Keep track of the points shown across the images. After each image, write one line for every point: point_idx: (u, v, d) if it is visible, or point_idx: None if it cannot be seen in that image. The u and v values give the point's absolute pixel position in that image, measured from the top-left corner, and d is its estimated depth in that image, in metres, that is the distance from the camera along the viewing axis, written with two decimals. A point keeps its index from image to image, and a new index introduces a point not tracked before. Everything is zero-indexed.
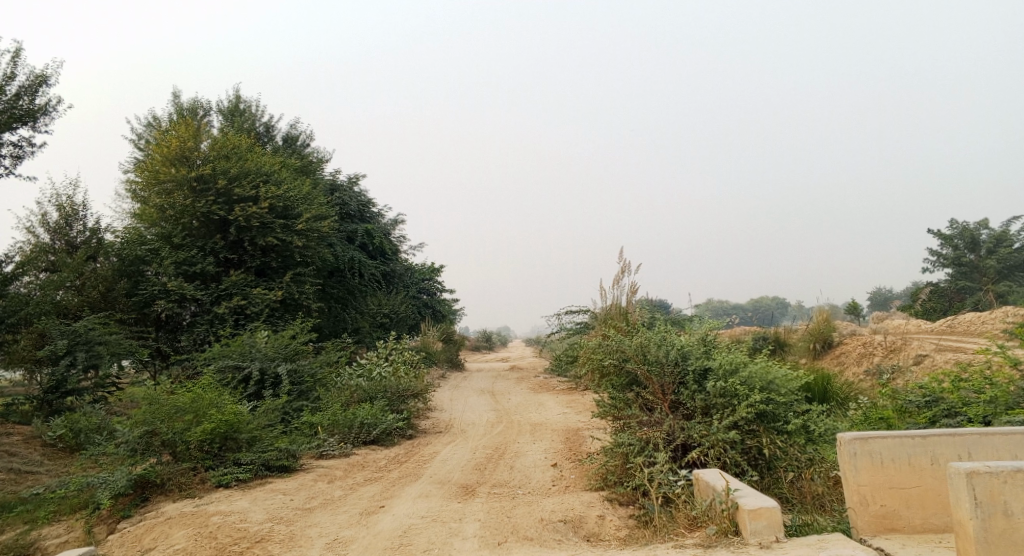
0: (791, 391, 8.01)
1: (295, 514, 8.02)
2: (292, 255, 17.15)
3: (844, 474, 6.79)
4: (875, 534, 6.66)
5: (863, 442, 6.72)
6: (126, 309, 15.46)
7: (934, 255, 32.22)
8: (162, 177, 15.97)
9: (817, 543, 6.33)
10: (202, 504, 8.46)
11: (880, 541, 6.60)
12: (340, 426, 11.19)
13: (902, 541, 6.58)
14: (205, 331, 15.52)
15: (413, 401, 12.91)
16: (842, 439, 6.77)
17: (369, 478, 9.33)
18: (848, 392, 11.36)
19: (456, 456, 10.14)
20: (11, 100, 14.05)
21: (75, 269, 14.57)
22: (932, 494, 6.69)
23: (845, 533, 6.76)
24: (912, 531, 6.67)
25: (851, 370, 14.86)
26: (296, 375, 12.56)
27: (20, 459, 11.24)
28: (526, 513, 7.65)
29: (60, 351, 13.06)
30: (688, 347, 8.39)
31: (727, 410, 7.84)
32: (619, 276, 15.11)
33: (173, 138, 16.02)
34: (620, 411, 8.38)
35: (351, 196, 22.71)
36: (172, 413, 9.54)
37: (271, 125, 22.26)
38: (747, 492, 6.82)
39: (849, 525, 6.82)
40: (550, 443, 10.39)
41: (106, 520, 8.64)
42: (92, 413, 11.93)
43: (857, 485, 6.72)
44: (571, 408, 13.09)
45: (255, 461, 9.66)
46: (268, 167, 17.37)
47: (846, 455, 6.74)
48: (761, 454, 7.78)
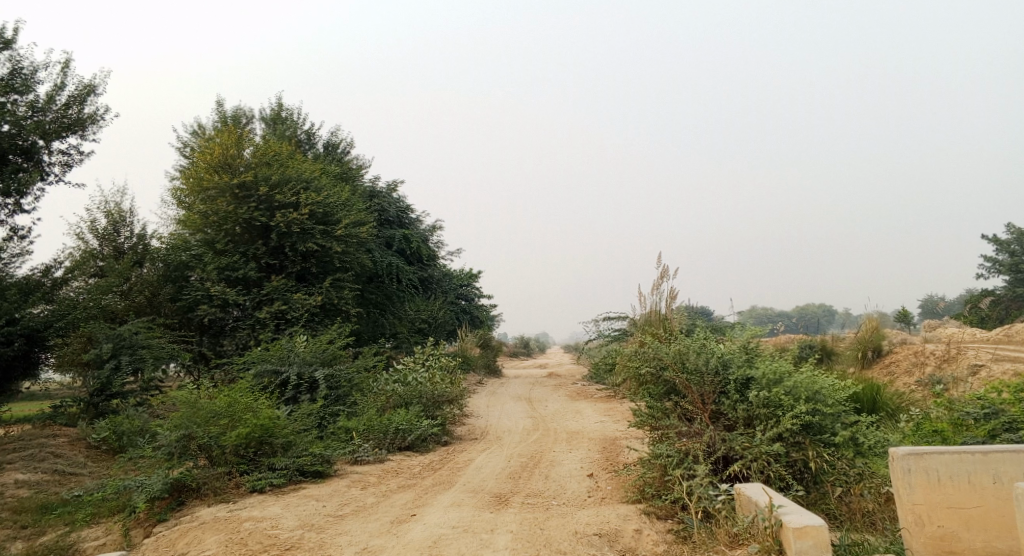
0: (839, 402, 7.66)
1: (326, 521, 7.92)
2: (332, 261, 17.17)
3: (897, 492, 6.43)
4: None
5: (918, 458, 6.37)
6: (171, 313, 15.79)
7: (991, 261, 31.17)
8: (206, 185, 16.15)
9: None
10: (236, 509, 8.41)
11: None
12: (376, 432, 11.09)
13: None
14: (247, 335, 15.65)
15: (449, 408, 12.77)
16: (895, 453, 6.42)
17: (402, 485, 9.20)
18: (899, 403, 10.92)
19: (491, 464, 9.98)
20: (60, 110, 14.35)
21: (122, 274, 14.93)
22: (994, 515, 6.32)
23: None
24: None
25: (902, 381, 14.33)
26: (332, 380, 12.51)
27: (64, 461, 11.38)
28: (561, 525, 7.44)
29: (106, 354, 13.24)
30: (729, 355, 8.11)
31: (771, 421, 7.54)
32: (659, 282, 14.81)
33: (216, 145, 16.21)
34: (657, 421, 8.10)
35: (390, 202, 22.78)
36: (208, 417, 9.54)
37: (312, 133, 22.44)
38: (791, 508, 6.51)
39: (903, 547, 6.46)
40: (587, 452, 10.15)
41: (143, 523, 8.64)
42: (134, 417, 12.09)
43: (911, 504, 6.36)
44: (609, 416, 12.81)
45: (290, 466, 9.60)
46: (309, 173, 17.38)
47: (899, 472, 6.39)
48: (807, 467, 7.46)
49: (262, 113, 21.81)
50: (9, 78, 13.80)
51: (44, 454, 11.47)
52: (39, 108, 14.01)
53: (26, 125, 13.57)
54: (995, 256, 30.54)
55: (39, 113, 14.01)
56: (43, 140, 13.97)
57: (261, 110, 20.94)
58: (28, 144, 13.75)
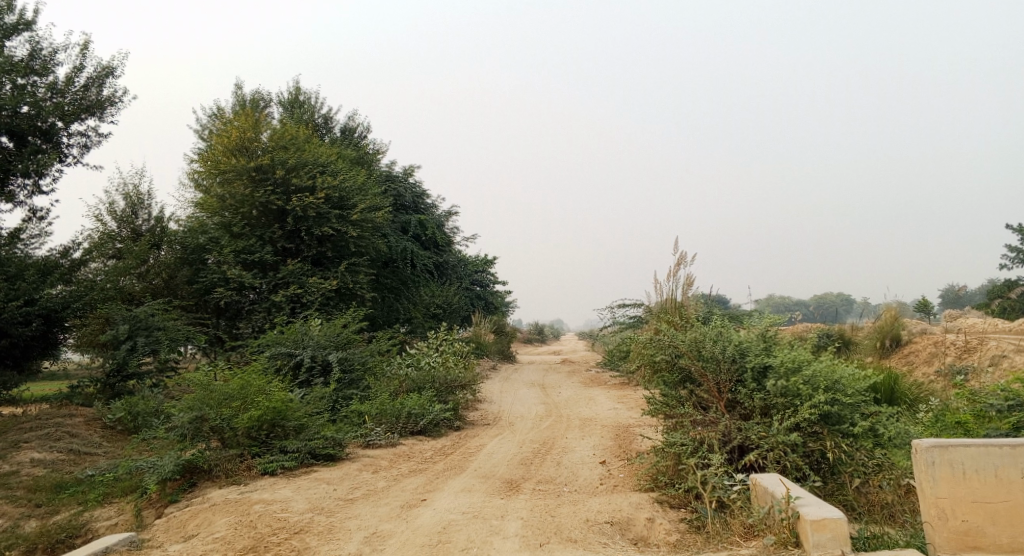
0: (859, 392, 7.51)
1: (336, 505, 7.88)
2: (347, 245, 17.09)
3: (920, 484, 6.27)
4: (955, 552, 6.14)
5: (943, 450, 6.20)
6: (188, 295, 15.81)
7: (1013, 252, 30.83)
8: (223, 167, 16.14)
9: None
10: (247, 492, 8.39)
11: None
12: (388, 416, 11.04)
13: None
14: (262, 318, 15.65)
15: (462, 393, 12.69)
16: (919, 445, 6.25)
17: (414, 470, 9.16)
18: (918, 393, 10.74)
19: (503, 449, 9.89)
20: (79, 91, 14.33)
21: (139, 256, 14.86)
22: (1022, 510, 6.16)
23: (920, 550, 6.24)
24: (998, 551, 6.14)
25: (921, 371, 14.12)
26: (346, 363, 12.45)
27: (80, 440, 11.42)
28: (572, 512, 7.34)
29: (122, 335, 13.22)
30: (747, 343, 7.96)
31: (788, 411, 7.41)
32: (675, 269, 14.65)
33: (234, 128, 16.19)
34: (672, 409, 7.99)
35: (406, 187, 22.71)
36: (221, 400, 9.53)
37: (329, 117, 22.36)
38: (809, 500, 6.38)
39: (926, 541, 6.30)
40: (599, 439, 10.05)
41: (155, 504, 8.64)
42: (150, 398, 12.06)
43: (935, 498, 6.20)
44: (623, 403, 12.70)
45: (302, 449, 9.58)
46: (324, 157, 17.32)
47: (923, 464, 6.22)
48: (824, 457, 7.32)
49: (280, 97, 21.74)
50: (29, 59, 13.79)
51: (60, 434, 11.51)
52: (58, 90, 14.00)
53: (46, 106, 13.56)
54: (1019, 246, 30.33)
55: (58, 95, 14.00)
56: (62, 122, 13.95)
57: (278, 94, 20.87)
58: (48, 126, 13.75)
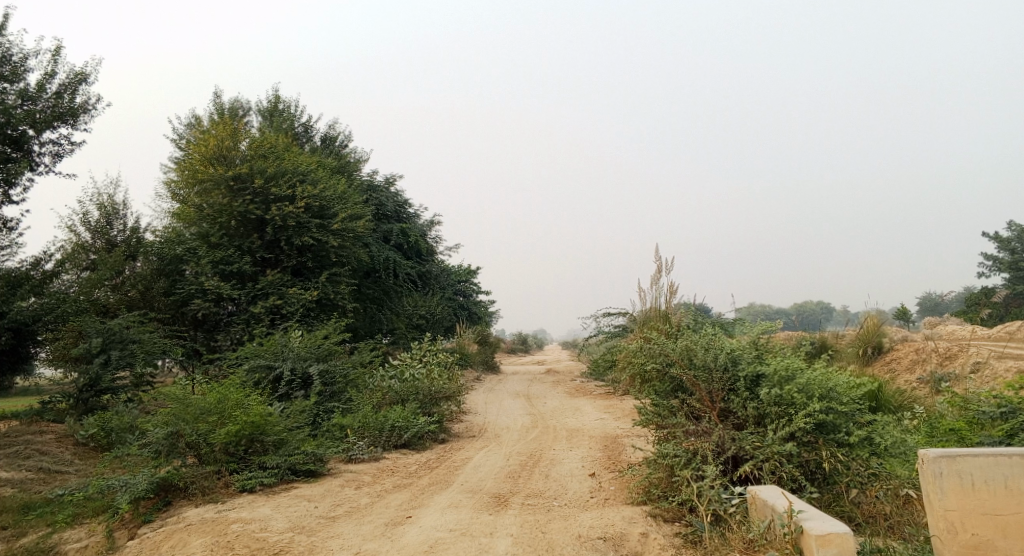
0: (854, 400, 7.36)
1: (318, 523, 7.59)
2: (328, 255, 16.79)
3: (928, 496, 6.14)
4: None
5: (950, 461, 6.07)
6: (164, 308, 15.31)
7: (990, 260, 31.17)
8: (201, 177, 15.82)
9: None
10: (224, 510, 8.08)
11: None
12: (371, 429, 10.75)
13: None
14: (241, 330, 15.30)
15: (446, 404, 12.41)
16: (926, 456, 6.12)
17: (398, 485, 8.88)
18: (905, 400, 10.65)
19: (489, 463, 9.63)
20: (51, 98, 13.95)
21: (113, 267, 14.51)
22: None
23: None
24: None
25: (904, 378, 14.08)
26: (327, 376, 12.16)
27: (50, 458, 11.04)
28: (563, 528, 7.11)
29: (96, 349, 12.79)
30: (739, 351, 7.79)
31: (782, 420, 7.23)
32: (657, 277, 14.53)
33: (212, 137, 15.87)
34: (663, 419, 7.77)
35: (387, 196, 22.45)
36: (197, 414, 9.25)
37: (309, 125, 22.06)
38: (811, 513, 6.21)
39: None
40: (588, 451, 9.83)
41: (127, 524, 8.28)
42: (124, 412, 11.51)
43: (942, 510, 6.08)
44: (609, 414, 12.50)
45: (281, 465, 9.26)
46: (304, 166, 17.03)
47: (930, 475, 6.09)
48: (820, 467, 7.15)
49: (259, 105, 21.44)
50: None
51: (30, 452, 11.12)
52: (30, 97, 13.64)
53: (16, 113, 13.19)
54: (995, 254, 30.75)
55: (29, 102, 13.64)
56: (34, 130, 13.59)
57: (257, 103, 20.58)
58: (18, 134, 13.38)
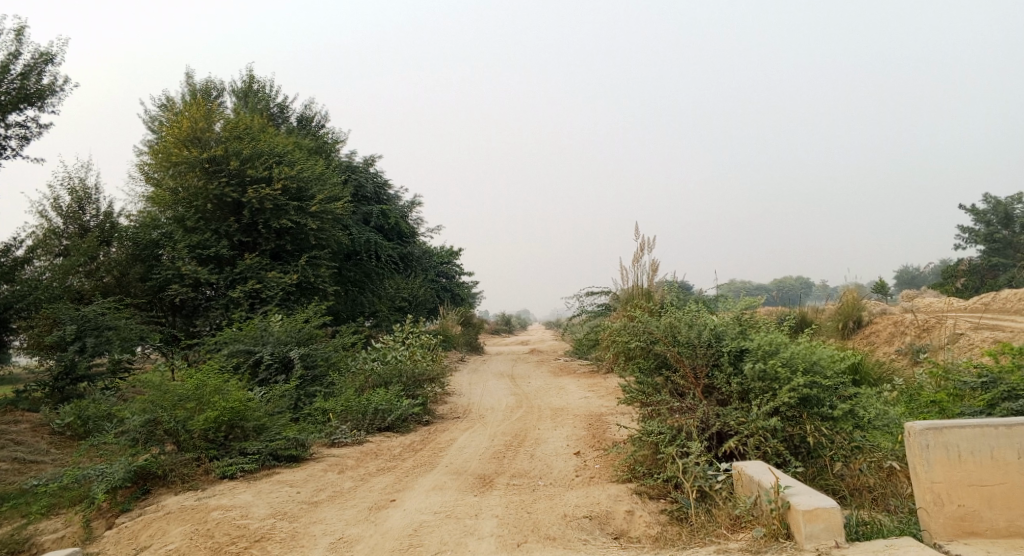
0: (837, 373, 7.34)
1: (300, 509, 7.48)
2: (307, 238, 16.56)
3: (915, 469, 6.16)
4: (952, 538, 6.02)
5: (937, 433, 6.08)
6: (140, 293, 15.02)
7: (967, 232, 31.44)
8: (175, 160, 15.47)
9: (885, 549, 5.72)
10: (204, 498, 7.95)
11: (958, 545, 5.96)
12: (354, 413, 10.64)
13: (984, 546, 5.95)
14: (220, 315, 15.09)
15: (430, 386, 12.31)
16: (913, 428, 6.12)
17: (382, 468, 8.79)
18: (885, 372, 10.70)
19: (473, 444, 9.56)
20: (17, 80, 13.56)
21: (87, 252, 14.19)
22: (1019, 493, 6.05)
23: (916, 538, 6.10)
24: (995, 536, 6.04)
25: (883, 351, 14.16)
26: (309, 359, 12.02)
27: (26, 448, 10.84)
28: (549, 508, 7.06)
29: (70, 336, 12.51)
30: (722, 327, 7.75)
31: (767, 395, 7.20)
32: (639, 254, 14.48)
33: (185, 118, 15.52)
34: (648, 397, 7.72)
35: (367, 177, 22.19)
36: (175, 401, 9.06)
37: (285, 105, 21.70)
38: (798, 489, 6.19)
39: (921, 528, 6.18)
40: (572, 430, 9.79)
41: (105, 514, 8.15)
42: (100, 400, 11.27)
43: (929, 483, 6.08)
44: (593, 392, 12.46)
45: (262, 451, 9.15)
46: (281, 147, 16.74)
47: (917, 448, 6.10)
48: (804, 441, 7.13)
49: (233, 86, 21.03)
50: None
51: (4, 442, 10.91)
52: None
53: None
54: (971, 226, 31.03)
55: None
56: None
57: (231, 83, 20.16)
58: None
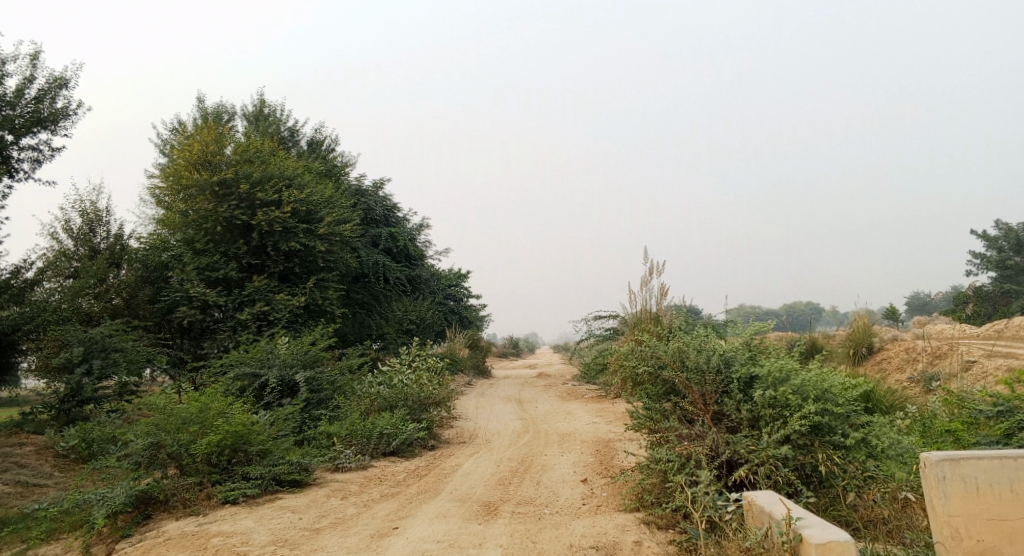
0: (850, 401, 7.20)
1: (301, 536, 7.37)
2: (315, 260, 16.55)
3: (932, 502, 6.01)
4: None
5: (954, 465, 5.94)
6: (149, 315, 15.05)
7: (979, 258, 31.24)
8: (185, 183, 15.52)
9: None
10: (205, 523, 7.84)
11: None
12: (359, 437, 10.53)
13: None
14: (228, 337, 15.04)
15: (436, 410, 12.19)
16: (929, 459, 5.98)
17: (385, 494, 8.67)
18: (896, 399, 10.54)
19: (479, 469, 9.43)
20: (31, 104, 13.65)
21: (96, 275, 14.16)
22: None
23: None
24: None
25: (894, 377, 13.97)
26: (314, 383, 11.93)
27: (29, 471, 10.77)
28: (554, 537, 6.91)
29: (77, 358, 12.46)
30: (732, 352, 7.64)
31: (777, 423, 7.06)
32: (648, 278, 14.38)
33: (196, 142, 15.60)
34: (656, 423, 7.59)
35: (376, 200, 22.24)
36: (178, 424, 8.99)
37: (295, 129, 21.84)
38: (811, 520, 6.05)
39: None
40: (579, 456, 9.64)
41: (105, 539, 8.04)
42: (106, 422, 11.19)
43: (947, 516, 5.94)
44: (601, 417, 12.32)
45: (265, 475, 9.04)
46: (290, 170, 16.79)
47: (934, 479, 5.96)
48: (816, 470, 6.99)
49: (244, 110, 21.19)
50: None
51: (8, 464, 10.84)
52: (8, 102, 13.32)
53: None
54: (983, 252, 30.85)
55: (7, 107, 13.32)
56: (12, 136, 13.31)
57: (242, 106, 20.30)
58: None
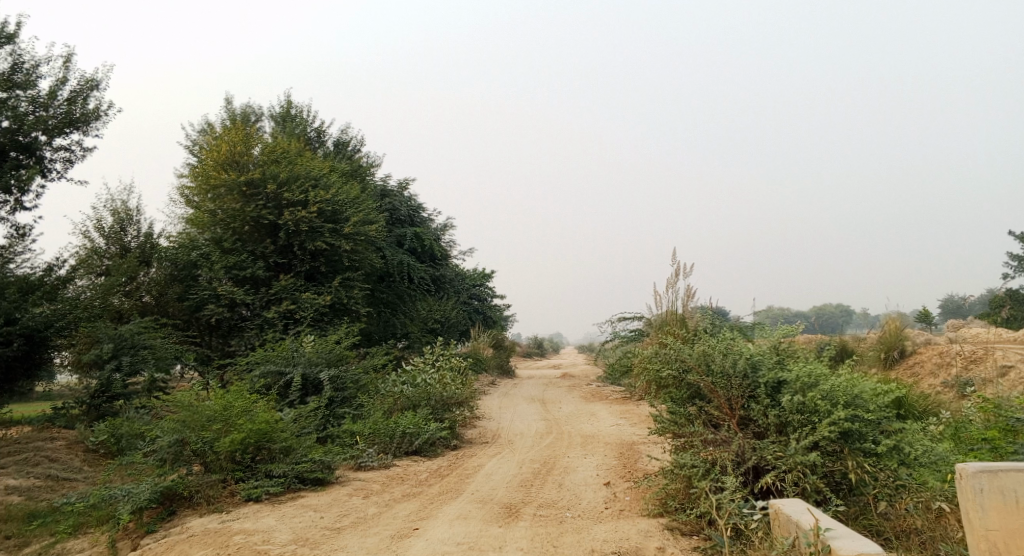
0: (881, 407, 7.05)
1: (322, 535, 7.35)
2: (341, 260, 16.58)
3: (968, 514, 5.86)
4: None
5: (991, 477, 5.79)
6: (178, 312, 15.24)
7: (1015, 261, 30.54)
8: (214, 182, 15.65)
9: None
10: (228, 520, 7.86)
11: None
12: (381, 436, 10.52)
13: None
14: (255, 335, 15.12)
15: (459, 410, 12.13)
16: (966, 471, 5.84)
17: (407, 494, 8.63)
18: (929, 405, 10.30)
19: (501, 470, 9.37)
20: (64, 105, 13.83)
21: (125, 272, 14.32)
22: None
23: None
24: None
25: (927, 382, 13.68)
26: (338, 382, 11.95)
27: (59, 465, 10.90)
28: (576, 542, 6.82)
29: (106, 355, 12.65)
30: (758, 356, 7.50)
31: (805, 429, 6.92)
32: (674, 280, 14.22)
33: (224, 142, 15.74)
34: (681, 428, 7.48)
35: (401, 200, 22.29)
36: (203, 422, 9.03)
37: (322, 130, 21.95)
38: (840, 532, 5.89)
39: None
40: (602, 459, 9.54)
41: (130, 535, 8.07)
42: (134, 418, 11.28)
43: (984, 530, 5.78)
44: (625, 419, 12.21)
45: (288, 473, 9.05)
46: (317, 170, 16.84)
47: (971, 491, 5.81)
48: (845, 478, 6.84)
49: (272, 111, 21.34)
50: (10, 73, 13.29)
51: (39, 459, 10.98)
52: (42, 104, 13.52)
53: (28, 120, 13.09)
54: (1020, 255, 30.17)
55: (41, 108, 13.52)
56: (45, 136, 13.49)
57: (270, 107, 20.45)
58: (30, 140, 13.26)
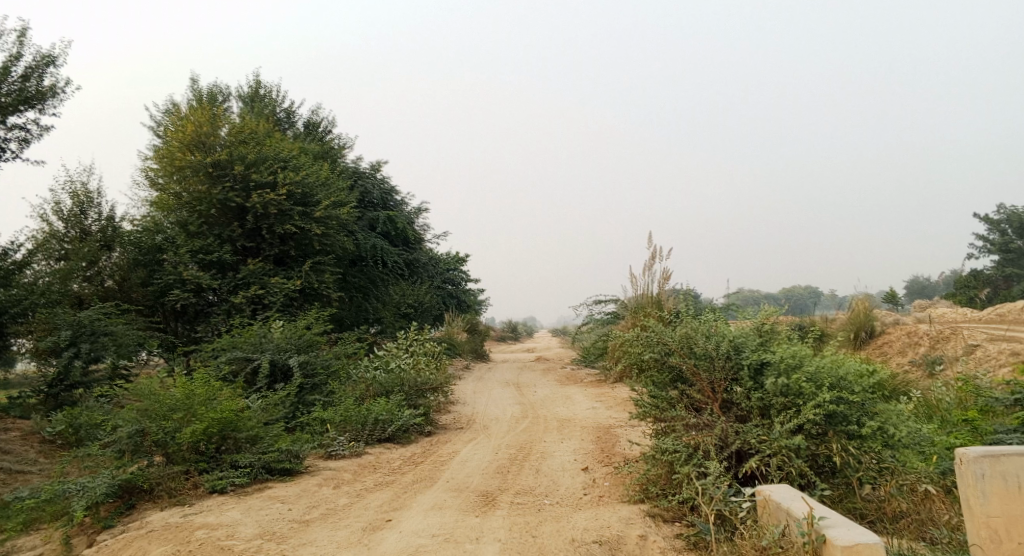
0: (865, 388, 6.83)
1: (290, 529, 7.04)
2: (311, 244, 16.13)
3: (968, 501, 5.73)
4: None
5: (992, 462, 5.67)
6: (142, 298, 14.68)
7: (981, 242, 30.80)
8: (179, 164, 15.00)
9: None
10: (190, 514, 7.50)
11: None
12: (353, 423, 10.19)
13: None
14: (222, 321, 14.66)
15: (433, 396, 11.83)
16: (967, 456, 5.72)
17: (379, 483, 8.34)
18: (906, 386, 10.21)
19: (476, 457, 9.09)
20: (17, 82, 13.17)
21: (85, 256, 13.77)
22: None
23: None
24: None
25: (896, 362, 13.65)
26: (308, 368, 11.59)
27: (13, 458, 10.44)
28: (555, 532, 6.58)
29: (64, 342, 12.09)
30: (741, 338, 7.27)
31: (790, 412, 6.73)
32: (651, 262, 14.05)
33: (190, 122, 15.09)
34: (661, 412, 7.27)
35: (373, 183, 21.82)
36: (165, 412, 8.65)
37: (291, 111, 21.37)
38: (834, 520, 5.72)
39: None
40: (580, 443, 9.33)
41: (87, 530, 7.69)
42: (93, 407, 10.80)
43: (985, 517, 5.66)
44: (602, 402, 12.00)
45: (255, 464, 8.70)
46: (286, 152, 16.32)
47: (971, 477, 5.68)
48: (829, 460, 6.68)
49: (239, 91, 20.70)
50: None
51: None
52: None
53: None
54: (985, 236, 30.45)
55: None
56: None
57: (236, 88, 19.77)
58: None
